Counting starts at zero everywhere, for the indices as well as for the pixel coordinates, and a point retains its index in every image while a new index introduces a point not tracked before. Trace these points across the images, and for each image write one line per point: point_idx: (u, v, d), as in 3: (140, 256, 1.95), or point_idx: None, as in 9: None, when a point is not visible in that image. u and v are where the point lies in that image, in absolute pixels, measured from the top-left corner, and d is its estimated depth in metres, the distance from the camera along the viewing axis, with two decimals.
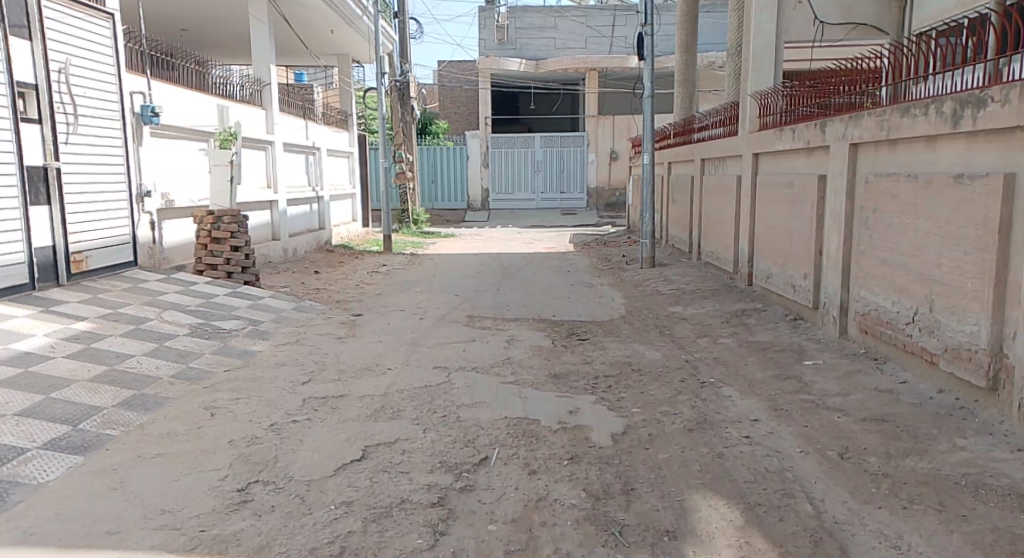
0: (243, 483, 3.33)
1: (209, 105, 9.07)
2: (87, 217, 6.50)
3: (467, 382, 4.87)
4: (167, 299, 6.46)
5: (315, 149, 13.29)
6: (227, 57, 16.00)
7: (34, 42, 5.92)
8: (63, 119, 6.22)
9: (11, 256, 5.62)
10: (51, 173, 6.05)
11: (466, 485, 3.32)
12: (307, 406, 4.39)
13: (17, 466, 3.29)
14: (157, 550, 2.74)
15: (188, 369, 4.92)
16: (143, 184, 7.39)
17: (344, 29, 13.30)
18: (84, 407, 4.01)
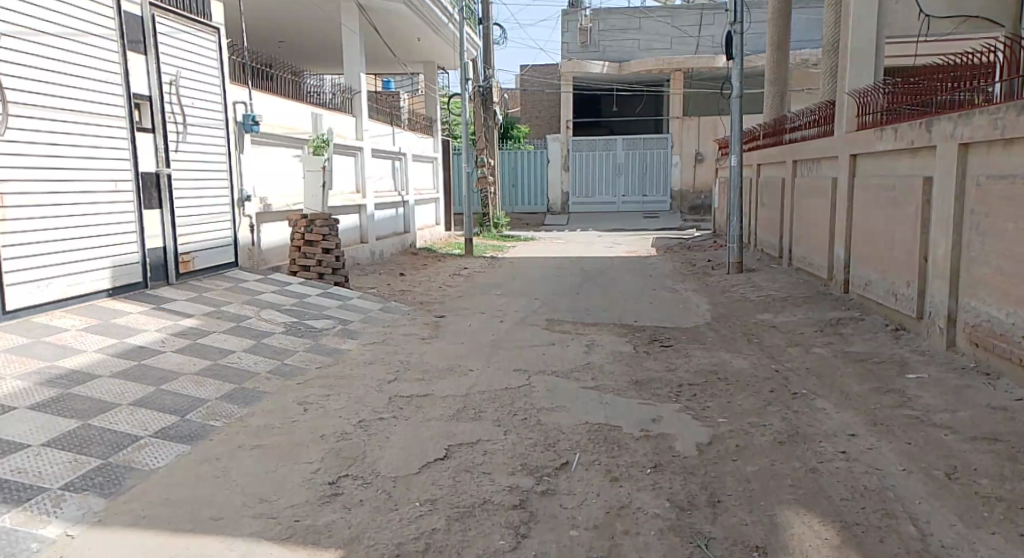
0: (333, 476, 3.46)
1: (303, 113, 9.48)
2: (193, 221, 6.91)
3: (548, 386, 4.87)
4: (264, 298, 6.79)
5: (401, 154, 13.66)
6: (320, 67, 16.64)
7: (148, 57, 6.33)
8: (173, 128, 6.64)
9: (127, 256, 6.03)
10: (162, 179, 6.46)
11: (547, 489, 3.32)
12: (393, 404, 4.50)
13: (131, 452, 3.54)
14: (256, 538, 2.89)
15: (282, 365, 5.15)
16: (242, 188, 7.80)
17: (431, 37, 13.61)
18: (191, 399, 4.26)
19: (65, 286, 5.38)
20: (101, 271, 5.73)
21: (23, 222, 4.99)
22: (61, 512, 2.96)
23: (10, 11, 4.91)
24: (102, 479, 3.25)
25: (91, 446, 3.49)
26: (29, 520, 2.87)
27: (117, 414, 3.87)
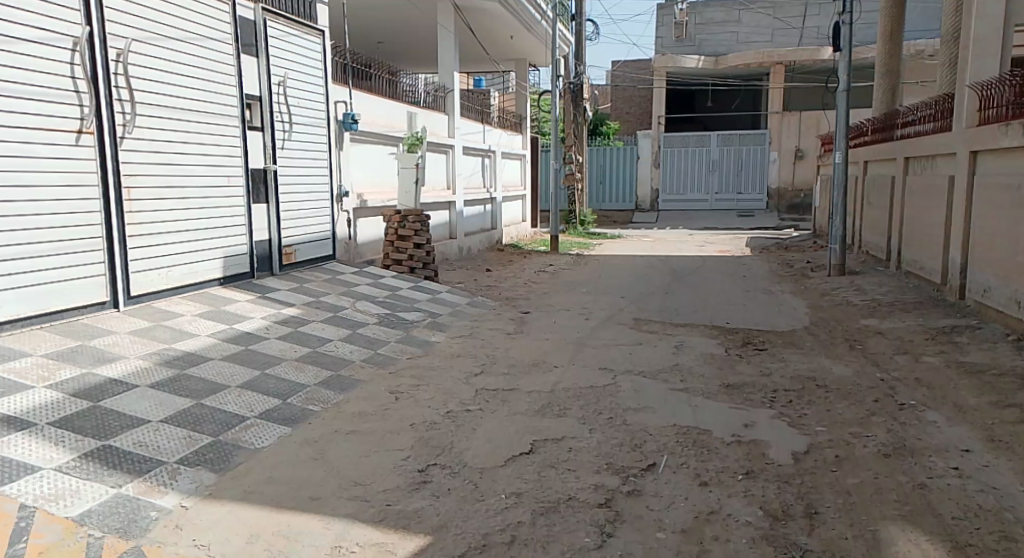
0: (422, 464, 3.55)
1: (399, 111, 9.75)
2: (296, 215, 7.25)
3: (635, 386, 4.82)
4: (360, 290, 7.05)
5: (491, 152, 13.80)
6: (414, 66, 17.04)
7: (260, 59, 6.68)
8: (281, 127, 6.99)
9: (237, 248, 6.40)
10: (270, 175, 6.81)
11: (633, 489, 3.29)
12: (479, 397, 4.58)
13: (239, 431, 3.76)
14: (351, 519, 3.01)
15: (376, 355, 5.33)
16: (341, 184, 8.13)
17: (524, 35, 13.67)
18: (292, 384, 4.49)
19: (182, 274, 5.76)
20: (213, 261, 6.11)
21: (148, 215, 5.37)
22: (177, 484, 3.18)
23: (140, 19, 5.29)
24: (212, 455, 3.47)
25: (204, 424, 3.73)
26: (149, 489, 3.09)
27: (226, 395, 4.13)
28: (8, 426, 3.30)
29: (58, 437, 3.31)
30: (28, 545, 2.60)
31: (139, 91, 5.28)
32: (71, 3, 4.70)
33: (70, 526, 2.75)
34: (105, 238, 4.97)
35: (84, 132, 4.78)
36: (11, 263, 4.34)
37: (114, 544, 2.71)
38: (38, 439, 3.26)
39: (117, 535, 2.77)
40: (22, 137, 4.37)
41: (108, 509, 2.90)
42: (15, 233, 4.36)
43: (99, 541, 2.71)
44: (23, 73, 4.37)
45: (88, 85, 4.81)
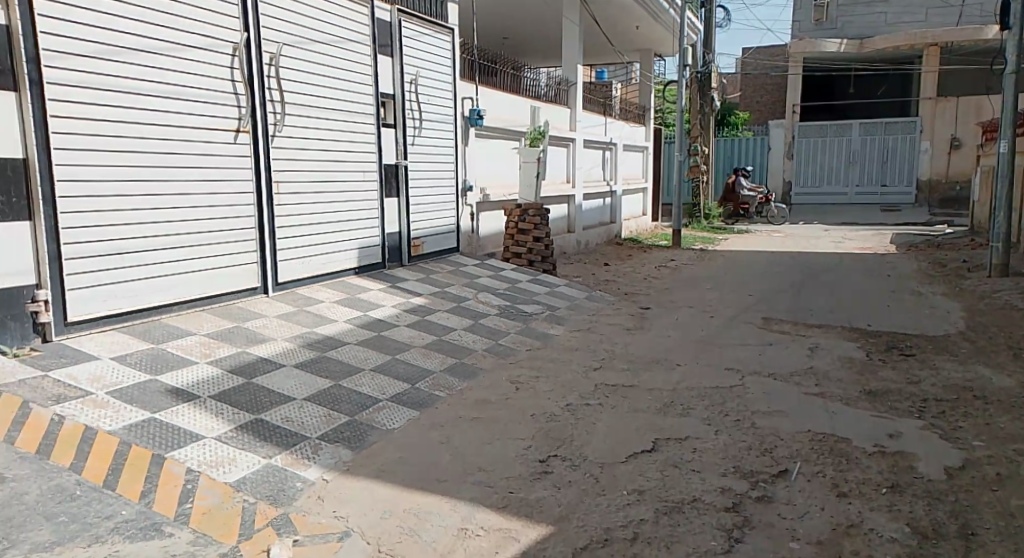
0: (544, 455, 3.59)
1: (522, 106, 9.86)
2: (423, 208, 7.52)
3: (764, 388, 4.62)
4: (482, 282, 7.21)
5: (612, 144, 13.64)
6: (537, 60, 17.14)
7: (394, 59, 6.96)
8: (412, 124, 7.26)
9: (370, 239, 6.73)
10: (401, 171, 7.10)
11: (763, 495, 3.16)
12: (599, 391, 4.56)
13: (372, 412, 3.96)
14: (475, 504, 3.10)
15: (498, 345, 5.43)
16: (466, 179, 8.33)
17: (651, 24, 13.40)
18: (419, 369, 4.67)
19: (322, 264, 6.13)
20: (348, 252, 6.46)
21: (293, 207, 5.76)
22: (318, 458, 3.40)
23: (290, 24, 5.65)
24: (349, 433, 3.69)
25: (341, 404, 3.97)
26: (295, 461, 3.33)
27: (361, 377, 4.37)
28: (177, 397, 3.66)
29: (217, 409, 3.64)
30: (194, 505, 2.88)
31: (287, 92, 5.66)
32: (231, 12, 5.10)
33: (228, 491, 3.02)
34: (257, 229, 5.38)
35: (240, 131, 5.19)
36: (179, 251, 4.80)
37: (265, 510, 2.95)
38: (201, 409, 3.60)
39: (268, 502, 3.01)
40: (189, 137, 4.81)
41: (260, 478, 3.16)
42: (183, 224, 4.81)
43: (252, 506, 2.96)
44: (191, 79, 4.81)
45: (245, 88, 5.21)
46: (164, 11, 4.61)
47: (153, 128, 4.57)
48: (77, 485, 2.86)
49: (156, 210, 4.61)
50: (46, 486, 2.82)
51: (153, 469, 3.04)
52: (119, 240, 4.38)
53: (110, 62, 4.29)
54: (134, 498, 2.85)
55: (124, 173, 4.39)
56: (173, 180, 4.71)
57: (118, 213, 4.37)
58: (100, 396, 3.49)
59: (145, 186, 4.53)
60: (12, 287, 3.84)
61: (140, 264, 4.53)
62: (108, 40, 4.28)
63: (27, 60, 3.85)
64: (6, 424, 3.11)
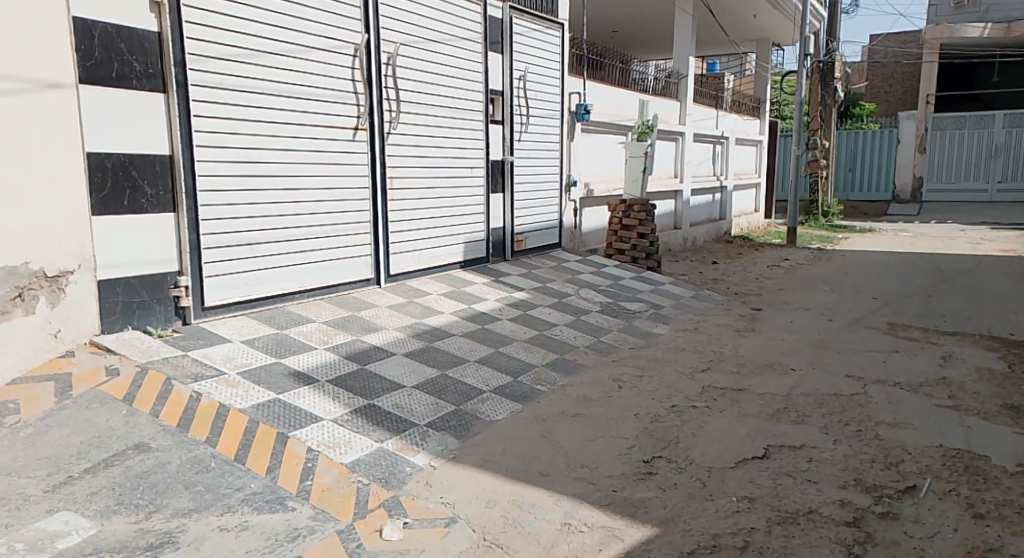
0: (648, 455, 3.54)
1: (630, 99, 9.70)
2: (528, 203, 7.58)
3: (888, 398, 4.33)
4: (585, 278, 7.18)
5: (723, 138, 13.17)
6: (645, 53, 16.79)
7: (504, 55, 7.04)
8: (519, 119, 7.32)
9: (475, 234, 6.85)
10: (506, 166, 7.18)
11: (887, 511, 2.98)
12: (706, 394, 4.43)
13: (477, 403, 4.04)
14: (579, 500, 3.10)
15: (600, 342, 5.39)
16: (570, 173, 8.31)
17: (769, 13, 12.82)
18: (522, 363, 4.72)
19: (429, 257, 6.30)
20: (455, 246, 6.60)
21: (405, 202, 5.95)
22: (426, 445, 3.51)
23: (407, 25, 5.84)
24: (456, 422, 3.78)
25: (448, 394, 4.07)
26: (404, 447, 3.45)
27: (466, 369, 4.46)
28: (298, 380, 3.88)
29: (334, 393, 3.83)
30: (314, 483, 3.06)
31: (402, 90, 5.86)
32: (354, 15, 5.32)
33: (344, 471, 3.17)
34: (371, 223, 5.61)
35: (358, 129, 5.42)
36: (301, 243, 5.06)
37: (378, 492, 3.08)
38: (320, 393, 3.80)
39: (380, 484, 3.14)
40: (312, 135, 5.07)
41: (373, 460, 3.30)
42: (305, 217, 5.07)
43: (366, 487, 3.09)
44: (314, 80, 5.05)
45: (364, 87, 5.43)
46: (294, 15, 4.87)
47: (281, 127, 4.85)
48: (212, 457, 3.10)
49: (282, 204, 4.89)
50: (185, 457, 3.07)
51: (278, 447, 3.24)
52: (249, 232, 4.68)
53: (245, 65, 4.59)
54: (262, 473, 3.06)
55: (255, 169, 4.69)
56: (298, 176, 4.99)
57: (249, 207, 4.67)
58: (232, 376, 3.76)
59: (273, 181, 4.82)
60: (158, 273, 4.19)
61: (267, 255, 4.82)
62: (244, 45, 4.57)
63: (174, 63, 4.17)
64: (152, 399, 3.41)
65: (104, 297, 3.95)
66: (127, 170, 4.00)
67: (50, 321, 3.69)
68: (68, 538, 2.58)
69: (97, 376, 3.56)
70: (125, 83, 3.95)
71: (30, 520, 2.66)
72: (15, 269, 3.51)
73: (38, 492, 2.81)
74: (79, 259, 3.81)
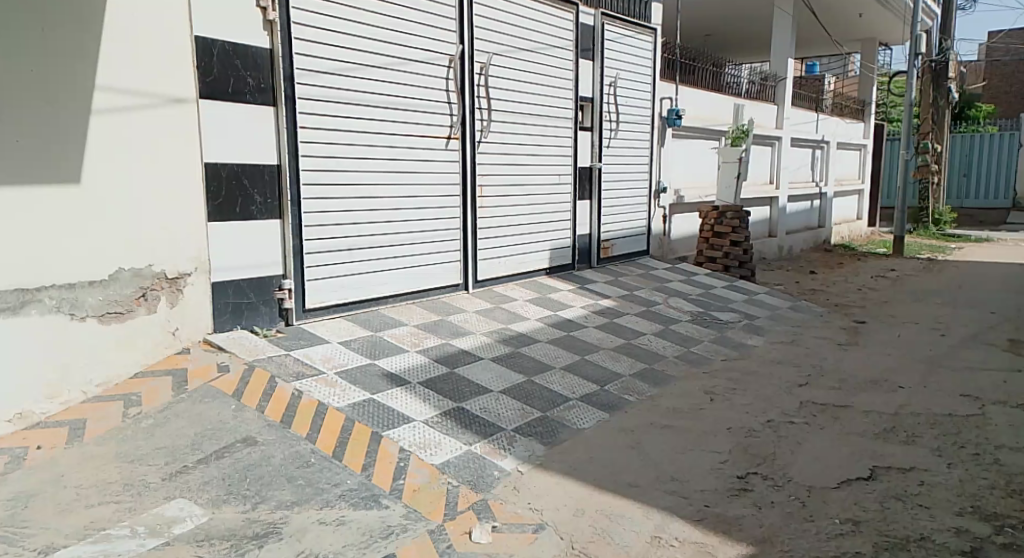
0: (743, 472, 3.42)
1: (724, 104, 9.47)
2: (616, 210, 7.52)
3: (1009, 421, 4.02)
4: (674, 287, 7.03)
5: (824, 143, 12.62)
6: (740, 56, 16.33)
7: (595, 62, 7.02)
8: (608, 126, 7.28)
9: (561, 241, 6.85)
10: (595, 173, 7.14)
11: (1011, 543, 2.76)
12: (804, 410, 4.25)
13: (563, 410, 4.03)
14: (669, 513, 3.04)
15: (690, 353, 5.25)
16: (660, 180, 8.17)
17: (876, 11, 12.22)
18: (609, 372, 4.66)
19: (516, 263, 6.35)
20: (541, 252, 6.63)
21: (493, 209, 6.03)
22: (513, 450, 3.53)
23: (500, 35, 5.92)
24: (542, 428, 3.78)
25: (534, 400, 4.08)
26: (492, 451, 3.49)
27: (552, 376, 4.46)
28: (391, 381, 4.00)
29: (425, 395, 3.92)
30: (406, 482, 3.13)
31: (493, 99, 5.94)
32: (449, 26, 5.45)
33: (434, 472, 3.24)
34: (460, 229, 5.71)
35: (451, 137, 5.55)
36: (393, 248, 5.20)
37: (467, 494, 3.13)
38: (411, 395, 3.90)
39: (469, 487, 3.18)
40: (407, 144, 5.22)
41: (462, 463, 3.35)
42: (398, 224, 5.22)
43: (456, 489, 3.14)
44: (409, 91, 5.20)
45: (457, 97, 5.55)
46: (392, 29, 5.03)
47: (378, 136, 5.02)
48: (312, 453, 3.23)
49: (377, 211, 5.06)
50: (287, 452, 3.23)
51: (372, 446, 3.34)
52: (345, 239, 4.85)
53: (346, 78, 4.77)
54: (357, 470, 3.17)
55: (353, 177, 4.87)
56: (393, 184, 5.15)
57: (347, 214, 4.85)
58: (330, 375, 3.92)
59: (370, 189, 4.99)
60: (265, 276, 4.43)
61: (362, 260, 4.98)
62: (345, 58, 4.75)
63: (284, 78, 4.40)
64: (258, 395, 3.61)
65: (216, 298, 4.20)
66: (239, 179, 4.24)
67: (169, 319, 3.96)
68: (182, 525, 2.76)
69: (210, 372, 3.80)
70: (239, 98, 4.20)
71: (150, 505, 2.86)
72: (140, 271, 3.82)
73: (157, 479, 3.02)
74: (196, 262, 4.08)
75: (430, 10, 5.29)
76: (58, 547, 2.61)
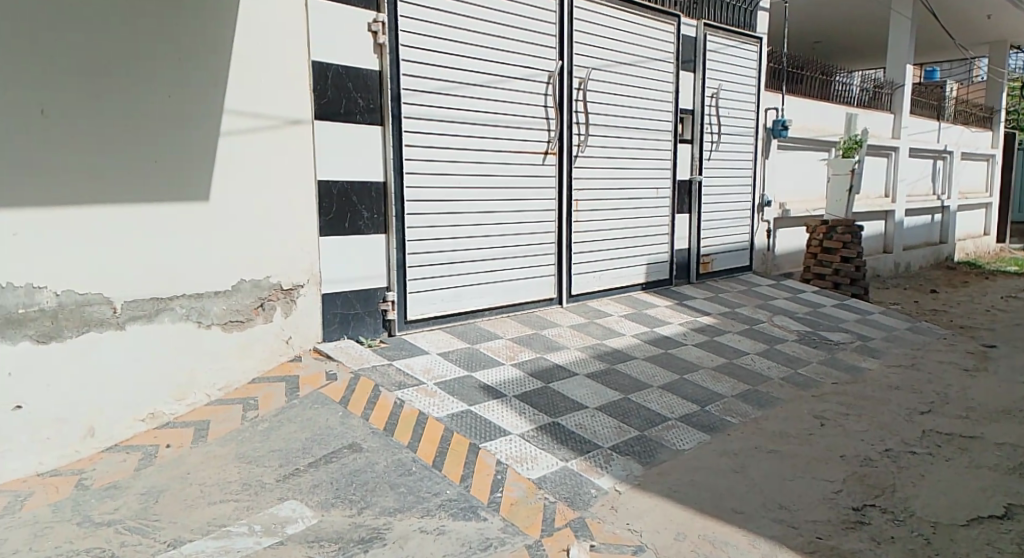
0: (858, 502, 3.25)
1: (835, 113, 9.06)
2: (717, 225, 7.31)
3: None
4: (778, 304, 6.75)
5: (946, 153, 11.80)
6: (852, 63, 15.56)
7: (696, 74, 6.88)
8: (709, 138, 7.11)
9: (659, 255, 6.74)
10: (694, 186, 6.99)
11: None
12: (926, 439, 3.97)
13: (663, 429, 3.94)
14: (778, 543, 2.93)
15: (796, 374, 5.02)
16: (763, 193, 7.88)
17: (1007, 12, 11.35)
18: (710, 392, 4.52)
19: (612, 278, 6.29)
20: (638, 267, 6.54)
21: (590, 223, 6.00)
22: (610, 468, 3.48)
23: (600, 49, 5.92)
24: (640, 448, 3.71)
25: (632, 418, 4.01)
26: (589, 468, 3.45)
27: (650, 394, 4.37)
28: (487, 393, 4.04)
29: (520, 409, 3.94)
30: (503, 495, 3.15)
31: (592, 114, 5.94)
32: (550, 43, 5.51)
33: (531, 486, 3.24)
34: (556, 243, 5.72)
35: (549, 153, 5.58)
36: (490, 262, 5.28)
37: (564, 510, 3.11)
38: (507, 407, 3.93)
39: (566, 504, 3.16)
40: (506, 160, 5.30)
41: (558, 479, 3.33)
42: (495, 238, 5.29)
43: (553, 505, 3.13)
44: (509, 107, 5.28)
45: (555, 112, 5.58)
46: (494, 48, 5.13)
47: (478, 153, 5.12)
48: (413, 461, 3.32)
49: (474, 225, 5.14)
50: (390, 459, 3.33)
51: (470, 457, 3.38)
52: (445, 253, 4.97)
53: (448, 96, 4.90)
54: (456, 480, 3.22)
55: (453, 193, 4.98)
56: (490, 199, 5.23)
57: (447, 228, 4.97)
58: (429, 386, 4.01)
59: (468, 204, 5.09)
60: (369, 288, 4.59)
61: (461, 273, 5.09)
62: (448, 78, 4.88)
63: (391, 98, 4.57)
64: (363, 403, 3.74)
65: (325, 308, 4.40)
66: (348, 196, 4.43)
67: (283, 328, 4.19)
68: (295, 525, 2.90)
69: (318, 379, 3.98)
70: (350, 118, 4.40)
71: (266, 505, 3.02)
72: (258, 282, 4.06)
73: (271, 480, 3.18)
74: (308, 273, 4.29)
75: (531, 28, 5.36)
76: (185, 541, 2.80)
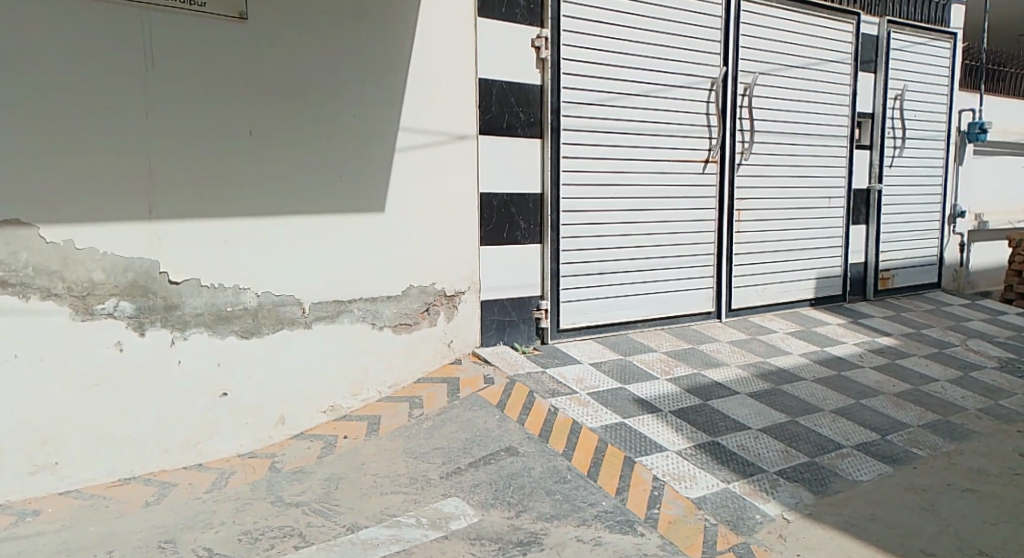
0: None
1: None
2: (898, 238, 6.70)
3: None
4: (972, 326, 6.05)
5: None
6: None
7: (878, 75, 6.36)
8: (892, 143, 6.54)
9: (829, 269, 6.29)
10: (872, 195, 6.46)
11: None
12: None
13: (836, 457, 3.66)
14: None
15: (997, 405, 4.47)
16: (956, 203, 7.12)
17: None
18: (890, 419, 4.14)
19: (776, 292, 5.95)
20: (805, 282, 6.14)
21: (754, 235, 5.73)
22: (777, 494, 3.29)
23: (768, 53, 5.65)
24: (811, 475, 3.47)
25: (800, 443, 3.77)
26: (753, 492, 3.28)
27: (821, 418, 4.08)
28: (643, 407, 3.98)
29: (677, 425, 3.83)
30: (661, 512, 3.08)
31: (758, 121, 5.68)
32: (714, 49, 5.34)
33: (690, 506, 3.13)
34: (715, 255, 5.51)
35: (709, 161, 5.41)
36: (646, 274, 5.20)
37: (727, 534, 2.98)
38: (663, 422, 3.84)
39: (728, 527, 3.03)
40: (666, 170, 5.21)
41: (719, 500, 3.19)
42: (652, 250, 5.21)
43: (714, 527, 3.01)
44: (669, 115, 5.19)
45: (718, 120, 5.41)
46: (656, 57, 5.07)
47: (637, 164, 5.08)
48: (569, 469, 3.34)
49: (630, 236, 5.10)
50: (546, 465, 3.37)
51: (625, 471, 3.34)
52: (601, 264, 4.98)
53: (607, 108, 4.90)
54: (611, 493, 3.19)
55: (610, 204, 4.98)
56: (647, 210, 5.15)
57: (604, 240, 4.97)
58: (583, 395, 4.02)
59: (626, 215, 5.06)
60: (526, 296, 4.70)
61: (615, 284, 5.06)
62: (608, 90, 4.89)
63: (552, 111, 4.66)
64: (519, 409, 3.82)
65: (484, 314, 4.56)
66: (508, 208, 4.57)
67: (446, 332, 4.38)
68: (459, 522, 3.01)
69: (478, 383, 4.12)
70: (512, 132, 4.54)
71: (431, 500, 3.17)
72: (426, 288, 4.28)
73: (436, 477, 3.34)
74: (469, 281, 4.46)
75: (694, 34, 5.24)
76: (361, 527, 3.01)
